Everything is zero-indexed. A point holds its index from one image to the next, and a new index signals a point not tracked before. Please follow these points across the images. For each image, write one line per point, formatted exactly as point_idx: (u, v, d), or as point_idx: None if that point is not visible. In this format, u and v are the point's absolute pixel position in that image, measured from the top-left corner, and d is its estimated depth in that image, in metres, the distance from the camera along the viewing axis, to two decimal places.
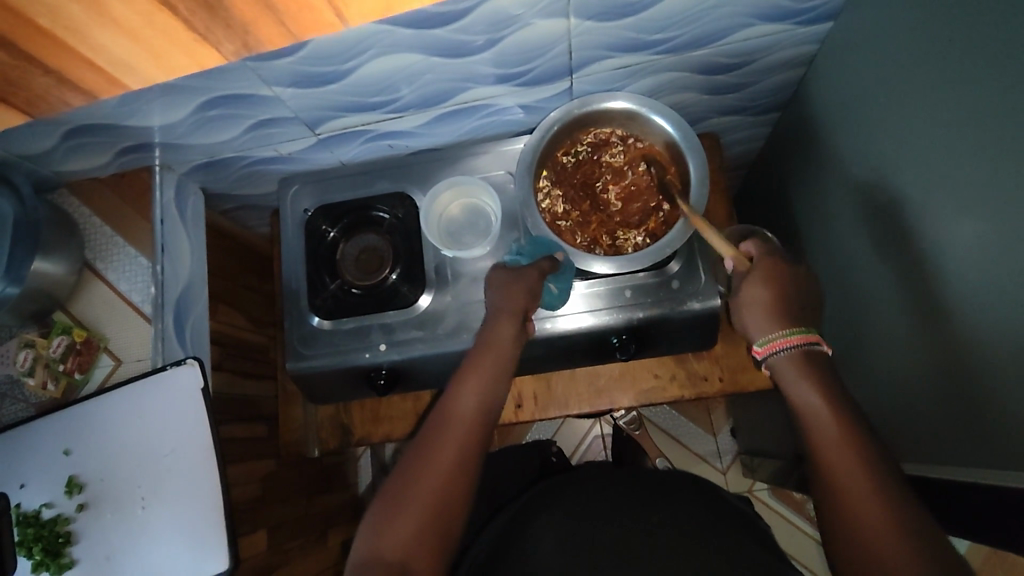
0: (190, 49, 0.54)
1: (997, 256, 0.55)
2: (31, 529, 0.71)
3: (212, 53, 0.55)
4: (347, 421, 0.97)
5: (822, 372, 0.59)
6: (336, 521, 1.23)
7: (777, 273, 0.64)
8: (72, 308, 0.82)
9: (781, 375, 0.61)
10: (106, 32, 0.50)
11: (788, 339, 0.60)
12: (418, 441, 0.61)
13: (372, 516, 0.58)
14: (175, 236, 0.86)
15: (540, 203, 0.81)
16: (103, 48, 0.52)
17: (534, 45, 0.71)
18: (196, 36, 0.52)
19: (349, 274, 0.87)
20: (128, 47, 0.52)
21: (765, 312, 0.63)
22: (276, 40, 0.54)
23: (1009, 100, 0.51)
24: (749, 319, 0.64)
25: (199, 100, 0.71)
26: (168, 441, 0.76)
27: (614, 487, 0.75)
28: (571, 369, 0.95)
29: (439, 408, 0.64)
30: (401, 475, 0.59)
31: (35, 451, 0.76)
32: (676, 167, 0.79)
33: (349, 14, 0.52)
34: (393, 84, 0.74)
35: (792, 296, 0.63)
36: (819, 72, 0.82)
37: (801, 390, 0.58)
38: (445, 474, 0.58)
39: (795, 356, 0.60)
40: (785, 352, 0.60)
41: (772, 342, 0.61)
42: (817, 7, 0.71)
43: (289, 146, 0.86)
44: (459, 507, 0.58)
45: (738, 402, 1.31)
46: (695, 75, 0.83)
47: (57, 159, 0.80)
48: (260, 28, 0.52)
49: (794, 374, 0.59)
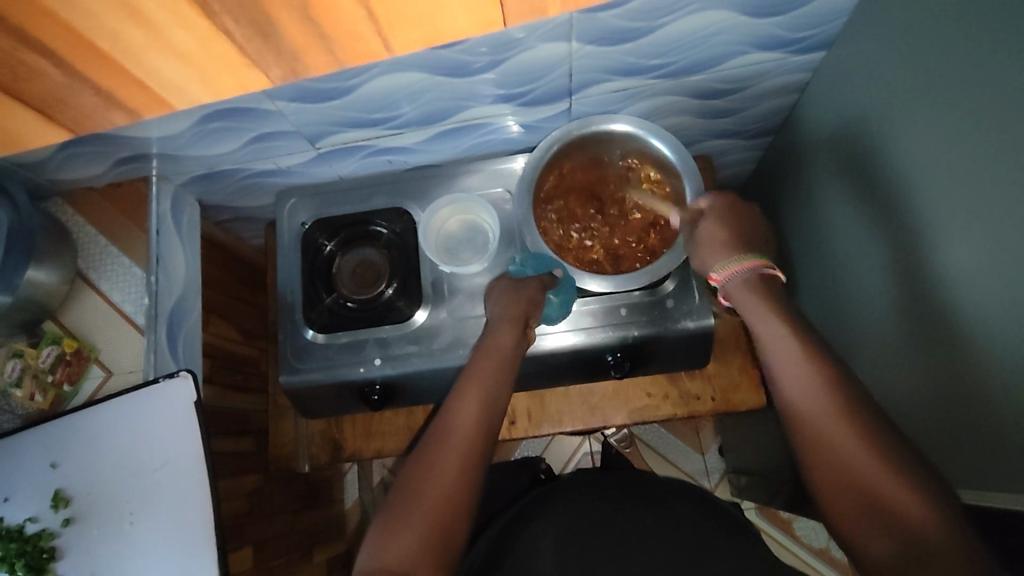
0: (236, 71, 0.53)
1: (976, 284, 0.56)
2: (14, 544, 0.68)
3: (260, 78, 0.54)
4: (339, 436, 0.96)
5: (777, 296, 0.60)
6: (322, 538, 1.22)
7: (732, 208, 0.66)
8: (63, 317, 0.81)
9: (736, 299, 0.61)
10: (157, 54, 0.49)
11: (743, 264, 0.61)
12: (422, 451, 0.62)
13: (373, 534, 0.58)
14: (169, 247, 0.86)
15: (541, 222, 0.82)
16: (152, 71, 0.51)
17: (535, 68, 0.72)
18: (246, 61, 0.51)
19: (345, 287, 0.88)
20: (178, 69, 0.51)
21: (727, 245, 0.63)
22: (321, 65, 0.53)
23: (990, 134, 0.53)
24: (706, 254, 0.65)
25: (201, 113, 0.72)
26: (159, 455, 0.75)
27: (606, 493, 0.76)
28: (565, 387, 0.96)
29: (441, 421, 0.64)
30: (404, 491, 0.59)
31: (21, 465, 0.74)
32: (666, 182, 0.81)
33: (394, 42, 0.53)
34: (395, 101, 0.75)
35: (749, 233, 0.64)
36: (811, 98, 0.84)
37: (759, 311, 0.59)
38: (449, 486, 0.59)
39: (748, 279, 0.61)
40: (740, 277, 0.61)
41: (728, 267, 0.61)
42: (808, 38, 0.74)
43: (288, 159, 0.86)
44: (464, 518, 0.58)
45: (727, 422, 1.32)
46: (691, 100, 0.85)
47: (54, 167, 0.80)
48: (309, 55, 0.51)
49: (749, 297, 0.60)
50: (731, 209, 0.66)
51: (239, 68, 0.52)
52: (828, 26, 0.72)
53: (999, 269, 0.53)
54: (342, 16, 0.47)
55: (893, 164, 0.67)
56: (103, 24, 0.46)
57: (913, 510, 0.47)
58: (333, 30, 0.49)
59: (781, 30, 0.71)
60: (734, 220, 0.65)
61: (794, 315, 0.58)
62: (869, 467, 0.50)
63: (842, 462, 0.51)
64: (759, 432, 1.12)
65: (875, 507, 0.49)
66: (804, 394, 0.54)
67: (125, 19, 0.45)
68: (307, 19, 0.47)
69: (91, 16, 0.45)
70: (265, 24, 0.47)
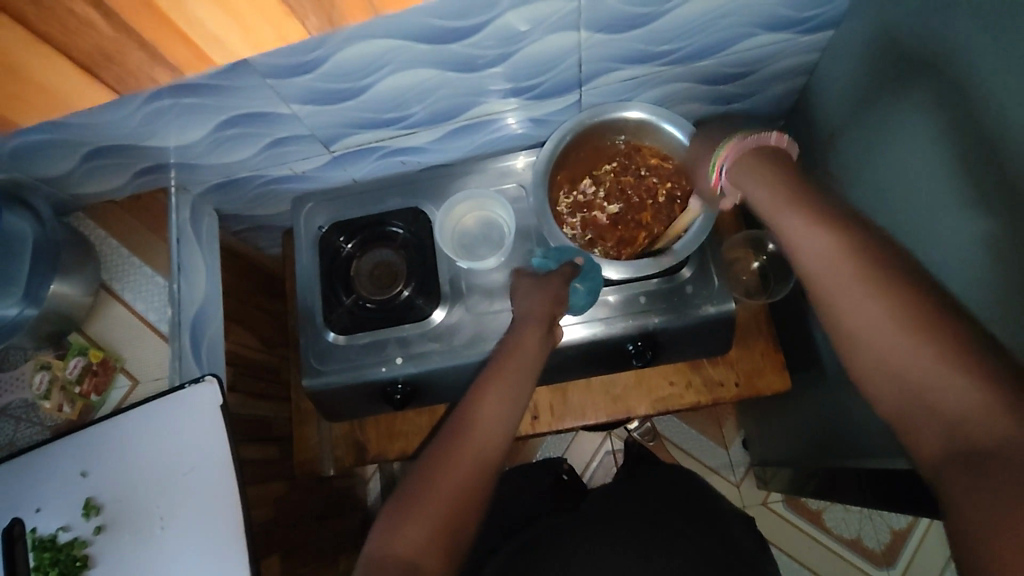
0: (275, 19, 0.55)
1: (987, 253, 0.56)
2: (48, 553, 0.69)
3: (298, 27, 0.57)
4: (362, 438, 0.96)
5: (769, 164, 0.57)
6: (348, 545, 1.22)
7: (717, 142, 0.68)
8: (88, 329, 0.82)
9: (738, 179, 0.59)
10: (204, 3, 0.52)
11: (726, 154, 0.61)
12: (435, 445, 0.61)
13: (382, 518, 0.58)
14: (190, 256, 0.87)
15: (570, 227, 0.82)
16: (199, 23, 0.54)
17: (545, 59, 0.73)
18: (286, 9, 0.54)
19: (365, 289, 0.88)
20: (222, 19, 0.54)
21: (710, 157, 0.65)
22: (357, 12, 0.57)
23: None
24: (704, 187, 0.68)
25: (218, 120, 0.73)
26: (187, 458, 0.75)
27: (631, 521, 0.76)
28: (587, 380, 0.95)
29: (458, 414, 0.63)
30: (415, 481, 0.59)
31: (51, 476, 0.75)
32: (662, 148, 0.82)
33: None
34: (407, 100, 0.76)
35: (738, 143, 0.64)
36: (820, 79, 0.84)
37: (754, 186, 0.57)
38: (463, 481, 0.58)
39: (744, 168, 0.58)
40: (727, 162, 0.61)
41: (718, 158, 0.62)
42: (815, 17, 0.74)
43: (302, 165, 0.87)
44: (474, 510, 0.58)
45: (751, 414, 1.31)
46: (700, 86, 0.86)
47: (76, 181, 0.81)
48: (348, 0, 0.55)
49: (744, 175, 0.58)
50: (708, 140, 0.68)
51: (280, 18, 0.55)
52: (834, 3, 0.72)
53: (1009, 237, 0.53)
54: None
55: (903, 138, 0.67)
56: None
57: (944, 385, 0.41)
58: None
59: (788, 10, 0.72)
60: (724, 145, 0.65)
61: (797, 186, 0.54)
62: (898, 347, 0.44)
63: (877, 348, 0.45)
64: (785, 421, 1.10)
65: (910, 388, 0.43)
66: (834, 276, 0.48)
67: None
68: None
69: None
70: None
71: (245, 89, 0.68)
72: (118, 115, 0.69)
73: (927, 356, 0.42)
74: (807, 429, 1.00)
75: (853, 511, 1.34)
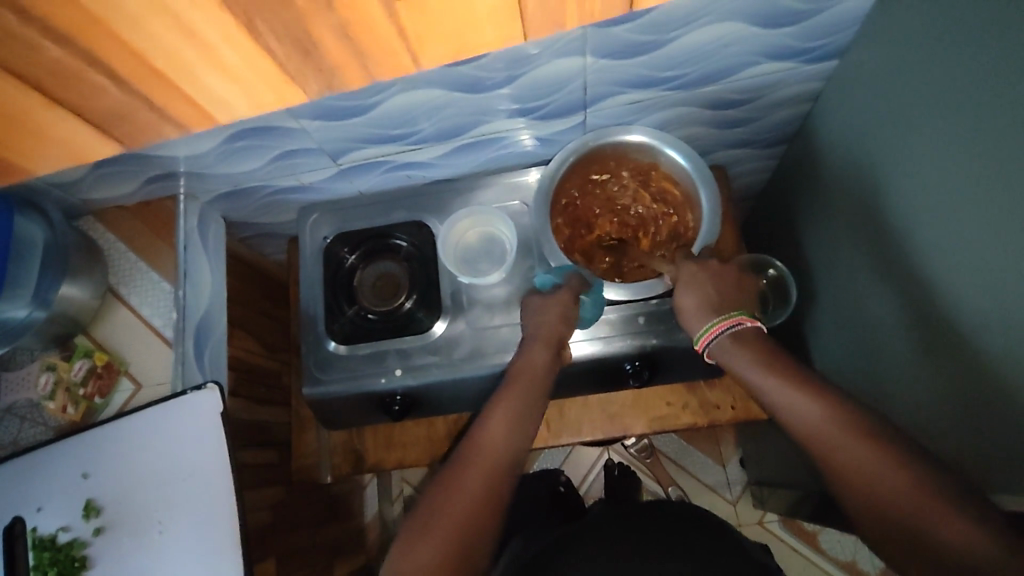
0: (276, 84, 0.58)
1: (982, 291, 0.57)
2: (48, 553, 0.71)
3: (298, 92, 0.60)
4: (361, 447, 0.97)
5: (758, 348, 0.64)
6: (343, 551, 1.23)
7: (699, 273, 0.69)
8: (94, 332, 0.84)
9: (725, 360, 0.66)
10: (212, 72, 0.54)
11: (715, 328, 0.66)
12: (446, 468, 0.63)
13: (397, 546, 0.59)
14: (196, 263, 0.88)
15: (561, 237, 0.84)
16: (206, 88, 0.57)
17: (550, 82, 0.74)
18: (286, 77, 0.57)
19: (367, 300, 0.89)
20: (226, 84, 0.56)
21: (698, 308, 0.67)
22: (355, 79, 0.59)
23: (994, 138, 0.54)
24: (685, 318, 0.69)
25: (228, 132, 0.74)
26: (188, 463, 0.77)
27: (624, 538, 0.76)
28: (585, 397, 0.96)
29: (469, 438, 0.65)
30: (429, 506, 0.60)
31: (53, 476, 0.76)
32: (674, 182, 0.83)
33: (421, 55, 0.58)
34: (414, 118, 0.77)
35: (716, 292, 0.68)
36: (824, 107, 0.85)
37: (752, 370, 0.62)
38: (475, 503, 0.60)
39: (730, 343, 0.65)
40: (719, 341, 0.66)
41: (707, 334, 0.66)
42: (819, 47, 0.75)
43: (309, 176, 0.88)
44: (486, 530, 0.59)
45: (749, 433, 1.31)
46: (704, 111, 0.86)
47: (86, 186, 0.83)
48: (345, 72, 0.57)
49: (737, 355, 0.64)
50: (699, 271, 0.69)
51: (281, 85, 0.58)
52: (839, 35, 0.73)
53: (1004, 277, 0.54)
54: (377, 35, 0.54)
55: (903, 172, 0.68)
56: (164, 45, 0.50)
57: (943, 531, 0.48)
58: (366, 47, 0.55)
59: (793, 40, 0.73)
60: (703, 282, 0.68)
61: (791, 370, 0.60)
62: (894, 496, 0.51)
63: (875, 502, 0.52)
64: (782, 443, 1.11)
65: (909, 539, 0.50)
66: (826, 433, 0.55)
67: (179, 38, 0.50)
68: (343, 38, 0.53)
69: (147, 33, 0.49)
70: (309, 43, 0.52)
71: (255, 104, 0.69)
72: None
73: (921, 505, 0.49)
74: (803, 452, 1.00)
75: (849, 534, 1.34)
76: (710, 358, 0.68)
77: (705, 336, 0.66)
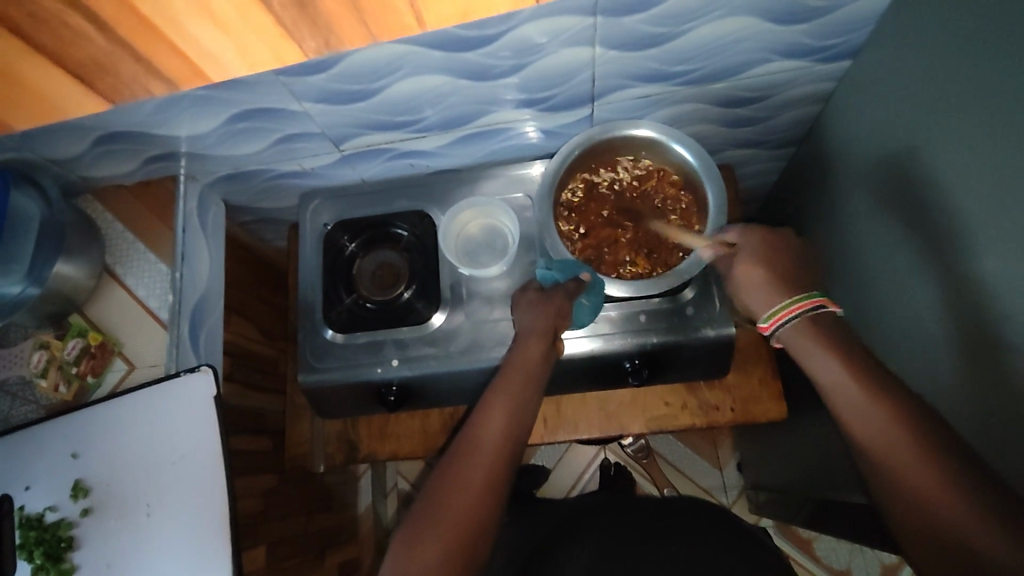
0: (270, 40, 0.54)
1: (990, 297, 0.56)
2: (34, 532, 0.70)
3: (296, 51, 0.56)
4: (354, 437, 0.96)
5: (831, 335, 0.57)
6: (334, 541, 1.22)
7: (770, 248, 0.62)
8: (89, 311, 0.83)
9: (793, 346, 0.58)
10: (197, 20, 0.51)
11: (794, 308, 0.58)
12: (443, 466, 0.62)
13: (397, 546, 0.58)
14: (195, 245, 0.87)
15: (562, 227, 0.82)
16: (193, 39, 0.53)
17: (558, 73, 0.73)
18: (281, 31, 0.53)
19: (365, 288, 0.88)
20: (217, 37, 0.53)
21: (767, 287, 0.61)
22: (356, 38, 0.55)
23: (1008, 142, 0.53)
24: (749, 297, 0.62)
25: (230, 112, 0.73)
26: (178, 447, 0.76)
27: (622, 532, 0.76)
28: (582, 394, 0.95)
29: (465, 433, 0.63)
30: (427, 505, 0.59)
31: (41, 455, 0.75)
32: (691, 192, 0.81)
33: (427, 14, 0.54)
34: (419, 104, 0.76)
35: (792, 273, 0.61)
36: (836, 108, 0.83)
37: (811, 353, 0.57)
38: (472, 501, 0.58)
39: (804, 324, 0.58)
40: (792, 322, 0.58)
41: (778, 315, 0.59)
42: (832, 47, 0.74)
43: (312, 161, 0.87)
44: (487, 528, 0.58)
45: (747, 437, 1.30)
46: (714, 108, 0.85)
47: (86, 164, 0.82)
48: (342, 27, 0.53)
49: (804, 341, 0.57)
50: (764, 243, 0.63)
51: (276, 40, 0.54)
52: (853, 34, 0.72)
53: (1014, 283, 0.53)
54: None
55: (913, 174, 0.67)
56: None
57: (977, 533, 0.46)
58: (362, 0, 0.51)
59: (806, 38, 0.72)
60: (773, 261, 0.61)
61: (860, 359, 0.54)
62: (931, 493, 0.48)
63: (911, 496, 0.50)
64: (780, 448, 1.10)
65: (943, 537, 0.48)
66: (861, 414, 0.52)
67: None
68: None
69: None
70: None
71: (258, 85, 0.68)
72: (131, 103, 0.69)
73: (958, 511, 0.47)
74: (802, 457, 0.99)
75: (845, 543, 1.32)
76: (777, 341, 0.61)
77: (777, 317, 0.59)
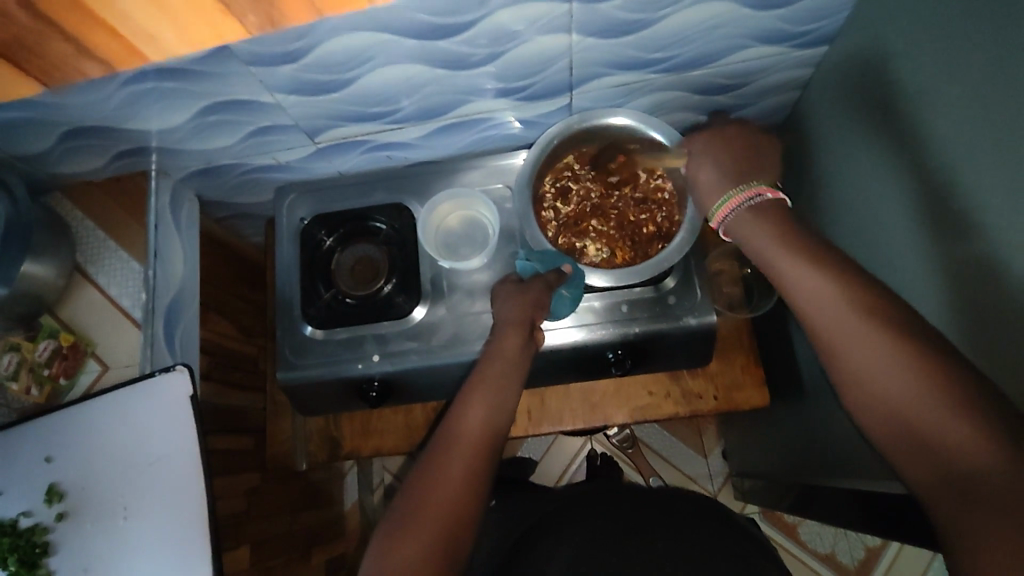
0: (211, 17, 0.52)
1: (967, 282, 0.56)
2: (8, 537, 0.68)
3: (234, 27, 0.53)
4: (337, 434, 0.95)
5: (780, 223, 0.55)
6: (320, 538, 1.21)
7: (717, 145, 0.62)
8: (61, 312, 0.80)
9: (742, 237, 0.57)
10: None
11: (740, 198, 0.57)
12: (422, 461, 0.61)
13: (377, 542, 0.57)
14: (168, 242, 0.86)
15: (542, 215, 0.81)
16: (124, 15, 0.51)
17: (534, 61, 0.72)
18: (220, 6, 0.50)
19: (344, 284, 0.87)
20: (153, 15, 0.51)
21: (717, 181, 0.60)
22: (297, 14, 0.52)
23: (981, 123, 0.52)
24: (703, 195, 0.61)
25: (199, 105, 0.71)
26: (155, 449, 0.74)
27: (601, 520, 0.76)
28: (566, 385, 0.95)
29: (445, 427, 0.63)
30: (407, 501, 0.58)
31: (15, 460, 0.74)
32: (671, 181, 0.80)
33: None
34: (394, 95, 0.74)
35: (742, 166, 0.60)
36: (814, 94, 0.83)
37: (759, 244, 0.55)
38: (452, 495, 0.58)
39: (748, 214, 0.57)
40: (738, 212, 0.57)
41: (727, 204, 0.58)
42: (810, 32, 0.73)
43: (287, 154, 0.86)
44: (468, 521, 0.58)
45: (732, 424, 1.31)
46: (693, 96, 0.85)
47: (53, 159, 0.80)
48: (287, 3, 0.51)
49: (752, 230, 0.56)
50: (714, 143, 0.62)
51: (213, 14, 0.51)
52: (831, 19, 0.71)
53: (991, 267, 0.53)
54: None
55: (890, 158, 0.66)
56: None
57: (960, 439, 0.43)
58: None
59: (784, 23, 0.71)
60: (723, 157, 0.61)
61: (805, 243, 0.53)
62: (910, 403, 0.45)
63: (894, 407, 0.46)
64: (764, 435, 1.10)
65: (922, 447, 0.45)
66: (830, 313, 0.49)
67: None
68: None
69: None
70: None
71: (227, 75, 0.66)
72: (97, 96, 0.67)
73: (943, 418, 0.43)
74: (786, 444, 1.00)
75: (829, 527, 1.34)
76: (723, 235, 0.60)
77: (725, 207, 0.58)
